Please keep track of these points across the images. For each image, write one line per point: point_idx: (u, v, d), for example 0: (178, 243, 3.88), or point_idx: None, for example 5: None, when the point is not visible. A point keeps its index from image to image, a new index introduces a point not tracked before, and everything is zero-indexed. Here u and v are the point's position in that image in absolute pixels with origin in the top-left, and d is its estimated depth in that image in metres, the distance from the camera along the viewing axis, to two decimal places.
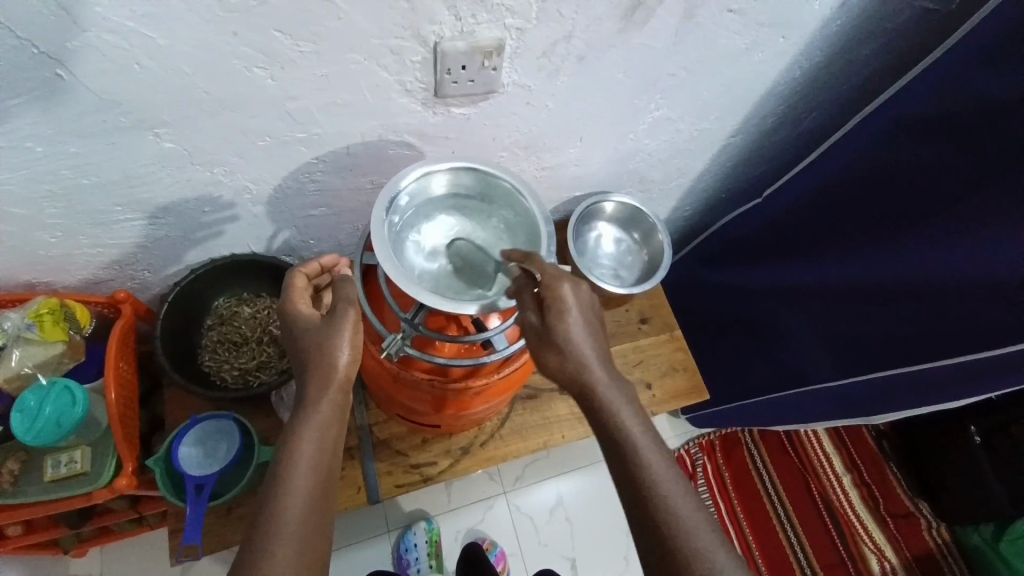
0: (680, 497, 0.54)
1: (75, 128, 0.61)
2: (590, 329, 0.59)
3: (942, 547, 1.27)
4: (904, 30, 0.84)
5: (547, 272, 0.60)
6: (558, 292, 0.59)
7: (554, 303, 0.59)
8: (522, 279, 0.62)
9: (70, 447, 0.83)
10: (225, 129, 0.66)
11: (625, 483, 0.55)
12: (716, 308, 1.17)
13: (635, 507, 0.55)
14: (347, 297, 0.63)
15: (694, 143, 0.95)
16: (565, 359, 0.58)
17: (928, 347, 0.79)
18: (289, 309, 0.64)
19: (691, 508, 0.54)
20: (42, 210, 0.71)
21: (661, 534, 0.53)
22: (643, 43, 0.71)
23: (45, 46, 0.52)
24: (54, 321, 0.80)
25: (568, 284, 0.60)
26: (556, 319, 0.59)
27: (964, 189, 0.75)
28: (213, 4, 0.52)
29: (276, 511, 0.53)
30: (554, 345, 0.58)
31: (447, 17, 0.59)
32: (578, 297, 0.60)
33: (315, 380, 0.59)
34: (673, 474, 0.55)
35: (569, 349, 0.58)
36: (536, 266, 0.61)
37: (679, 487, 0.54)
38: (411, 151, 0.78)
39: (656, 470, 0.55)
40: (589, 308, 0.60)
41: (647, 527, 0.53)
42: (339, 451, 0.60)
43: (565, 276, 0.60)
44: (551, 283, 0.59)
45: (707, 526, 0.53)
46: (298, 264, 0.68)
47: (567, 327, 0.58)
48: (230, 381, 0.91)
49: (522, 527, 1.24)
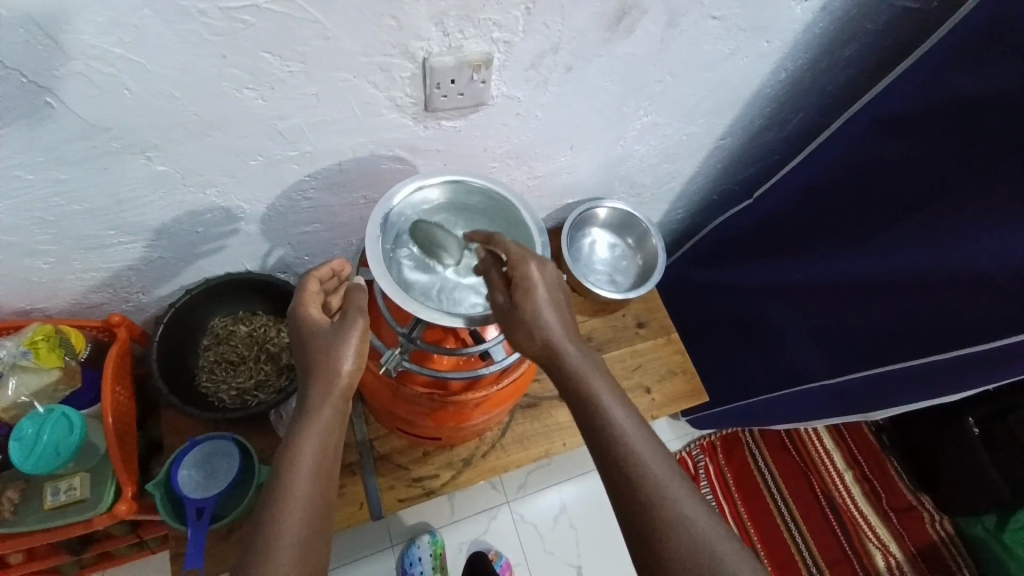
0: (656, 464, 0.54)
1: (64, 155, 0.61)
2: (559, 305, 0.60)
3: (946, 539, 1.27)
4: (886, 29, 0.85)
5: (513, 252, 0.60)
6: (523, 271, 0.59)
7: (521, 282, 0.59)
8: (490, 261, 0.62)
9: (69, 473, 0.82)
10: (215, 150, 0.66)
11: (602, 453, 0.55)
12: (711, 310, 1.17)
13: (612, 474, 0.55)
14: (358, 306, 0.63)
15: (683, 147, 0.96)
16: (535, 337, 0.58)
17: (922, 343, 0.79)
18: (298, 313, 0.64)
19: (667, 471, 0.54)
20: (33, 237, 0.70)
21: (641, 502, 0.53)
22: (629, 52, 0.72)
23: (33, 75, 0.52)
24: (50, 348, 0.80)
25: (534, 263, 0.60)
26: (523, 297, 0.58)
27: (951, 185, 0.75)
28: (199, 28, 0.52)
29: (275, 518, 0.53)
30: (523, 323, 0.58)
31: (434, 33, 0.60)
32: (544, 275, 0.60)
33: (319, 385, 0.59)
34: (646, 439, 0.55)
35: (539, 327, 0.58)
36: (501, 247, 0.61)
37: (654, 451, 0.55)
38: (404, 165, 0.78)
39: (630, 437, 0.55)
40: (554, 283, 0.60)
41: (625, 496, 0.54)
42: (338, 456, 0.60)
43: (530, 254, 0.60)
44: (517, 263, 0.59)
45: (682, 486, 0.53)
46: (312, 269, 0.67)
47: (534, 304, 0.58)
48: (228, 402, 0.91)
49: (527, 536, 1.24)
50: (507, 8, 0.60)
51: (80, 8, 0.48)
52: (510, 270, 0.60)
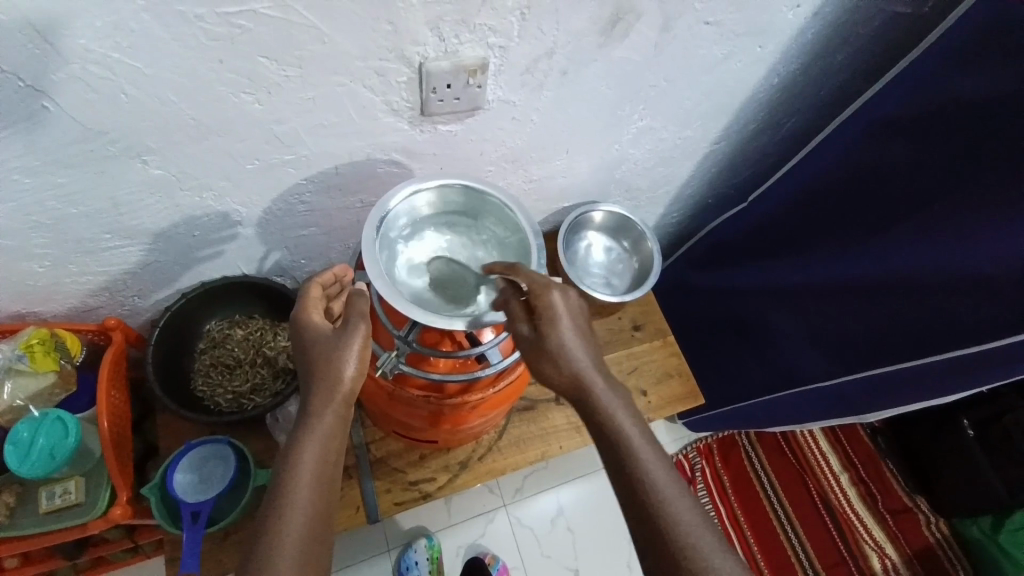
0: (676, 497, 0.55)
1: (60, 159, 0.61)
2: (583, 335, 0.60)
3: (942, 541, 1.28)
4: (878, 34, 0.85)
5: (536, 283, 0.61)
6: (548, 301, 0.60)
7: (545, 312, 0.60)
8: (510, 291, 0.63)
9: (64, 477, 0.82)
10: (212, 153, 0.66)
11: (624, 485, 0.56)
12: (707, 313, 1.18)
13: (634, 506, 0.55)
14: (359, 310, 0.63)
15: (679, 150, 0.96)
16: (561, 367, 0.59)
17: (917, 345, 0.80)
18: (300, 318, 0.64)
19: (687, 505, 0.55)
20: (29, 240, 0.70)
21: (662, 536, 0.53)
22: (623, 57, 0.72)
23: (31, 78, 0.52)
24: (45, 352, 0.80)
25: (558, 292, 0.61)
26: (548, 327, 0.59)
27: (944, 188, 0.76)
28: (198, 32, 0.52)
29: (278, 524, 0.53)
30: (549, 354, 0.59)
31: (430, 37, 0.60)
32: (568, 305, 0.61)
33: (321, 392, 0.59)
34: (668, 472, 0.56)
35: (565, 357, 0.59)
36: (524, 277, 0.62)
37: (675, 485, 0.55)
38: (400, 169, 0.78)
39: (653, 469, 0.56)
40: (578, 314, 0.61)
41: (646, 529, 0.54)
42: (340, 461, 0.60)
43: (553, 284, 0.61)
44: (541, 293, 0.60)
45: (701, 521, 0.54)
46: (313, 275, 0.67)
47: (559, 334, 0.59)
48: (224, 405, 0.91)
49: (523, 540, 1.23)
50: (502, 13, 0.60)
51: (79, 12, 0.48)
52: (533, 299, 0.61)
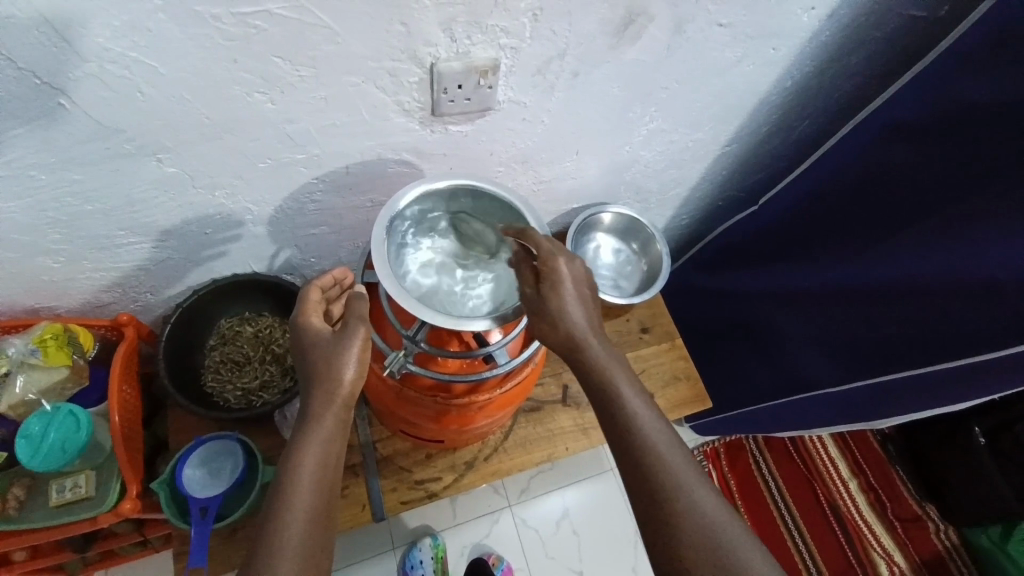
0: (671, 453, 0.55)
1: (76, 156, 0.62)
2: (584, 299, 0.61)
3: (951, 550, 1.26)
4: (893, 37, 0.85)
5: (544, 247, 0.62)
6: (552, 266, 0.61)
7: (549, 277, 0.61)
8: (522, 254, 0.65)
9: (75, 471, 0.83)
10: (225, 152, 0.67)
11: (620, 444, 0.57)
12: (716, 316, 1.17)
13: (627, 462, 0.56)
14: (359, 313, 0.63)
15: (689, 153, 0.96)
16: (560, 329, 0.60)
17: (928, 352, 0.79)
18: (299, 322, 0.64)
19: (682, 462, 0.55)
20: (44, 236, 0.71)
21: (656, 493, 0.54)
22: (635, 58, 0.72)
23: (48, 77, 0.53)
24: (58, 346, 0.81)
25: (562, 258, 0.61)
26: (550, 291, 0.60)
27: (957, 194, 0.75)
28: (212, 32, 0.53)
29: (276, 527, 0.54)
30: (548, 317, 0.60)
31: (442, 39, 0.60)
32: (572, 271, 0.61)
33: (320, 394, 0.59)
34: (665, 432, 0.57)
35: (565, 321, 0.59)
36: (533, 241, 0.62)
37: (671, 445, 0.56)
38: (410, 169, 0.79)
39: (648, 429, 0.56)
40: (581, 278, 0.62)
41: (641, 486, 0.55)
42: (341, 463, 0.60)
43: (561, 249, 0.62)
44: (546, 257, 0.61)
45: (697, 480, 0.54)
46: (313, 279, 0.68)
47: (560, 298, 0.60)
48: (233, 402, 0.91)
49: (528, 541, 1.23)
50: (515, 14, 0.60)
51: (96, 11, 0.49)
52: (538, 265, 0.61)
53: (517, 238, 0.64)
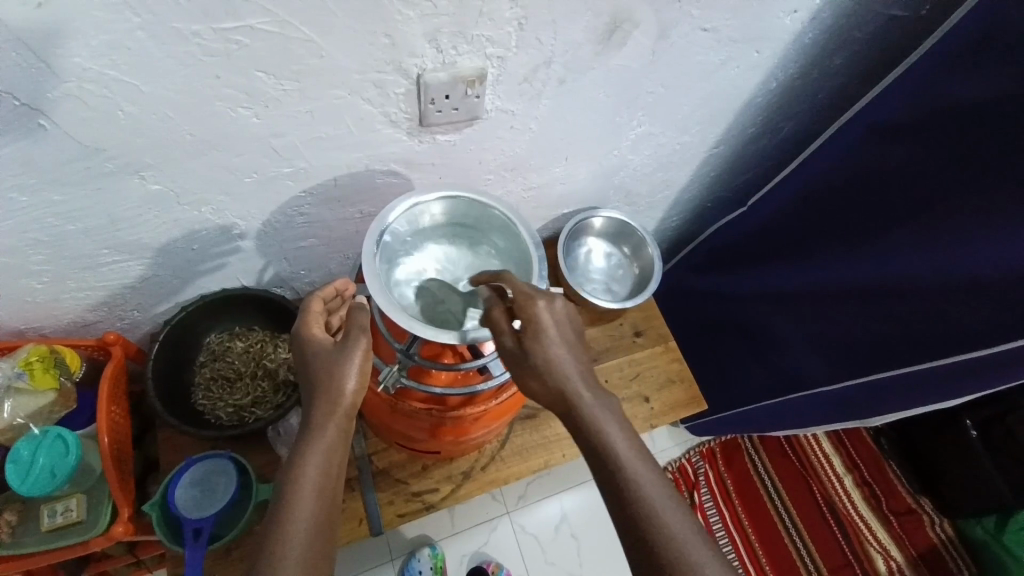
0: (663, 500, 0.54)
1: (57, 176, 0.61)
2: (570, 345, 0.60)
3: (946, 543, 1.27)
4: (876, 37, 0.85)
5: (520, 292, 0.61)
6: (533, 313, 0.59)
7: (530, 325, 0.59)
8: (493, 299, 0.62)
9: (66, 495, 0.81)
10: (210, 168, 0.66)
11: (616, 502, 0.55)
12: (708, 318, 1.18)
13: (621, 512, 0.54)
14: (359, 325, 0.62)
15: (678, 156, 0.96)
16: (546, 381, 0.59)
17: (919, 349, 0.79)
18: (302, 334, 0.63)
19: (677, 511, 0.54)
20: (27, 257, 0.70)
21: (655, 551, 0.52)
22: (622, 64, 0.72)
23: (26, 97, 0.52)
24: (45, 369, 0.80)
25: (542, 303, 0.60)
26: (532, 340, 0.59)
27: (944, 193, 0.76)
28: (194, 49, 0.52)
29: (278, 543, 0.53)
30: (534, 367, 0.58)
31: (428, 49, 0.60)
32: (552, 315, 0.60)
33: (321, 407, 0.59)
34: (660, 483, 0.55)
35: (551, 372, 0.58)
36: (509, 284, 0.62)
37: (664, 495, 0.54)
38: (399, 179, 0.78)
39: (643, 483, 0.55)
40: (564, 323, 0.61)
41: (641, 544, 0.53)
42: (341, 476, 0.59)
43: (538, 293, 0.61)
44: (524, 303, 0.59)
45: (692, 531, 0.53)
46: (315, 289, 0.67)
47: (545, 346, 0.59)
48: (225, 419, 0.90)
49: (527, 547, 1.23)
50: (500, 24, 0.60)
51: (74, 31, 0.48)
52: (517, 310, 0.60)
53: (490, 282, 0.65)
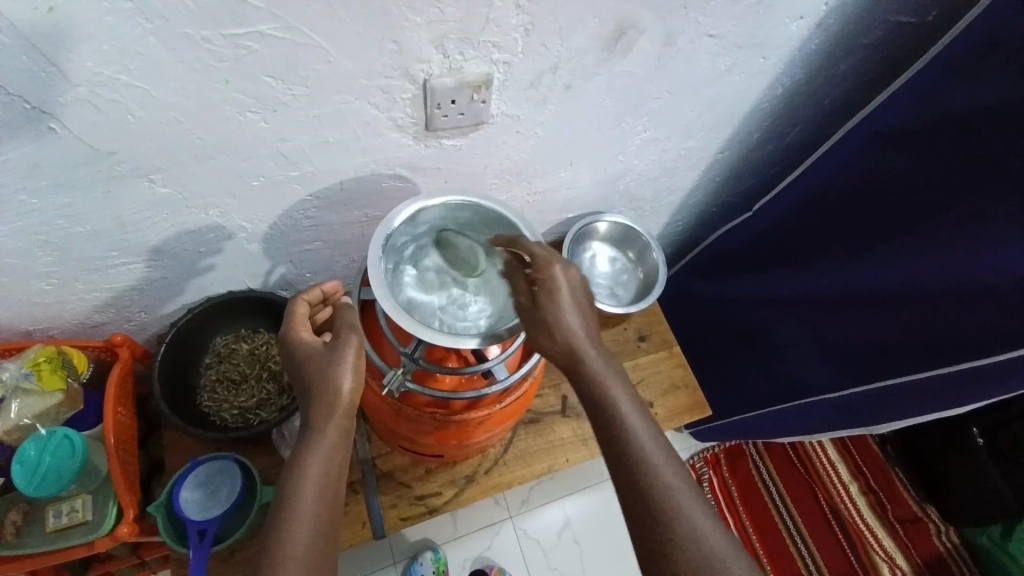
0: (663, 464, 0.56)
1: (67, 179, 0.61)
2: (581, 309, 0.61)
3: (951, 550, 1.26)
4: (882, 43, 0.85)
5: (539, 253, 0.62)
6: (548, 274, 0.61)
7: (545, 285, 0.61)
8: (514, 264, 0.65)
9: (72, 496, 0.82)
10: (217, 172, 0.66)
11: (616, 459, 0.56)
12: (712, 323, 1.17)
13: (621, 470, 0.56)
14: (349, 323, 0.63)
15: (683, 161, 0.96)
16: (557, 339, 0.59)
17: (924, 356, 0.79)
18: (291, 337, 0.64)
19: (676, 475, 0.55)
20: (37, 258, 0.71)
21: (651, 508, 0.54)
22: (627, 70, 0.72)
23: (38, 101, 0.52)
24: (52, 370, 0.80)
25: (559, 266, 0.61)
26: (547, 298, 0.60)
27: (946, 201, 0.76)
28: (205, 55, 0.53)
29: (282, 543, 0.53)
30: (545, 325, 0.59)
31: (435, 55, 0.61)
32: (568, 278, 0.61)
33: (319, 407, 0.59)
34: (662, 449, 0.56)
35: (562, 331, 0.59)
36: (526, 249, 0.63)
37: (665, 458, 0.56)
38: (405, 183, 0.78)
39: (647, 447, 0.56)
40: (579, 286, 0.62)
41: (637, 505, 0.54)
42: (344, 474, 0.60)
43: (556, 256, 0.62)
44: (542, 265, 0.61)
45: (689, 493, 0.55)
46: (302, 292, 0.68)
47: (559, 307, 0.59)
48: (230, 421, 0.90)
49: (530, 551, 1.23)
50: (506, 30, 0.61)
51: (85, 36, 0.48)
52: (534, 271, 0.62)
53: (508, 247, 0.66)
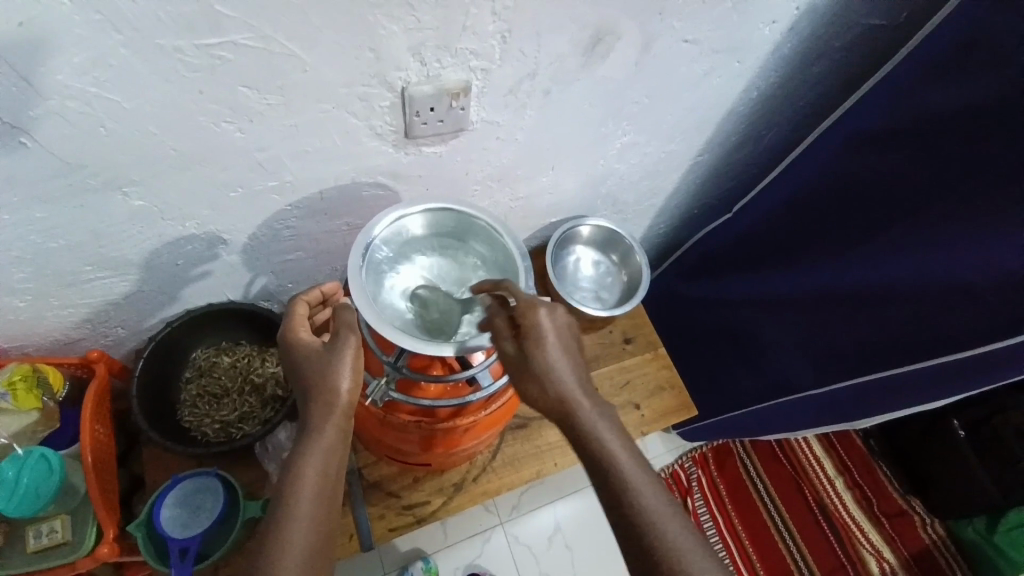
0: (661, 508, 0.55)
1: (38, 193, 0.60)
2: (568, 353, 0.60)
3: (938, 543, 1.28)
4: (854, 45, 0.86)
5: (523, 300, 0.61)
6: (533, 322, 0.59)
7: (530, 331, 0.59)
8: (496, 307, 0.63)
9: (50, 516, 0.80)
10: (193, 183, 0.66)
11: (615, 508, 0.56)
12: (697, 324, 1.18)
13: (619, 519, 0.55)
14: (347, 324, 0.61)
15: (663, 164, 0.97)
16: (545, 388, 0.58)
17: (904, 352, 0.80)
18: (289, 337, 0.63)
19: (676, 521, 0.54)
20: (8, 275, 0.69)
21: (653, 557, 0.53)
22: (605, 75, 0.73)
23: (6, 114, 0.51)
24: (28, 389, 0.79)
25: (543, 310, 0.60)
26: (534, 346, 0.59)
27: (921, 199, 0.78)
28: (178, 66, 0.52)
29: (278, 544, 0.53)
30: (533, 375, 0.59)
31: (413, 63, 0.60)
32: (555, 324, 0.60)
33: (318, 407, 0.58)
34: (662, 497, 0.55)
35: (550, 379, 0.58)
36: (511, 293, 0.62)
37: (662, 502, 0.55)
38: (385, 191, 0.78)
39: (644, 494, 0.55)
40: (565, 330, 0.61)
41: (638, 554, 0.54)
42: (342, 475, 0.59)
43: (540, 301, 0.61)
44: (526, 312, 0.60)
45: (690, 538, 0.54)
46: (300, 292, 0.67)
47: (546, 356, 0.58)
48: (211, 436, 0.89)
49: (521, 557, 1.22)
50: (484, 38, 0.61)
51: (54, 49, 0.48)
52: (519, 318, 0.60)
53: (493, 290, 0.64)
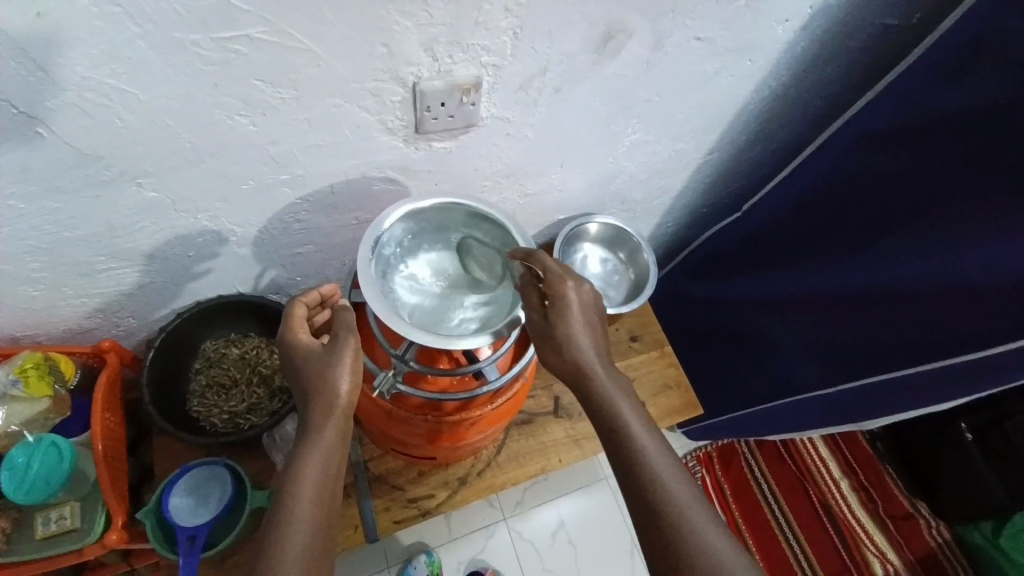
0: (673, 478, 0.56)
1: (54, 184, 0.61)
2: (592, 327, 0.63)
3: (943, 545, 1.27)
4: (867, 46, 0.86)
5: (552, 272, 0.64)
6: (560, 293, 0.62)
7: (557, 302, 0.62)
8: (528, 278, 0.66)
9: (60, 503, 0.81)
10: (206, 176, 0.66)
11: (626, 475, 0.57)
12: (703, 323, 1.18)
13: (631, 486, 0.57)
14: (347, 325, 0.63)
15: (673, 162, 0.97)
16: (566, 357, 0.61)
17: (911, 354, 0.80)
18: (288, 338, 0.63)
19: (686, 491, 0.56)
20: (22, 264, 0.70)
21: (662, 523, 0.55)
22: (616, 73, 0.73)
23: (24, 105, 0.52)
24: (39, 376, 0.80)
25: (571, 284, 0.63)
26: (558, 315, 0.62)
27: (931, 201, 0.77)
28: (192, 59, 0.53)
29: (279, 544, 0.53)
30: (555, 344, 0.61)
31: (424, 59, 0.61)
32: (580, 298, 0.63)
33: (317, 408, 0.59)
34: (674, 468, 0.57)
35: (571, 349, 0.61)
36: (540, 265, 0.64)
37: (674, 472, 0.57)
38: (395, 186, 0.78)
39: (656, 462, 0.57)
40: (591, 306, 0.64)
41: (647, 520, 0.55)
42: (342, 474, 0.59)
43: (570, 275, 0.64)
44: (554, 284, 0.63)
45: (699, 507, 0.55)
46: (298, 293, 0.67)
47: (570, 326, 0.61)
48: (220, 426, 0.89)
49: (525, 553, 1.23)
50: (496, 34, 0.61)
51: (71, 41, 0.48)
52: (546, 290, 0.63)
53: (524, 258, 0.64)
